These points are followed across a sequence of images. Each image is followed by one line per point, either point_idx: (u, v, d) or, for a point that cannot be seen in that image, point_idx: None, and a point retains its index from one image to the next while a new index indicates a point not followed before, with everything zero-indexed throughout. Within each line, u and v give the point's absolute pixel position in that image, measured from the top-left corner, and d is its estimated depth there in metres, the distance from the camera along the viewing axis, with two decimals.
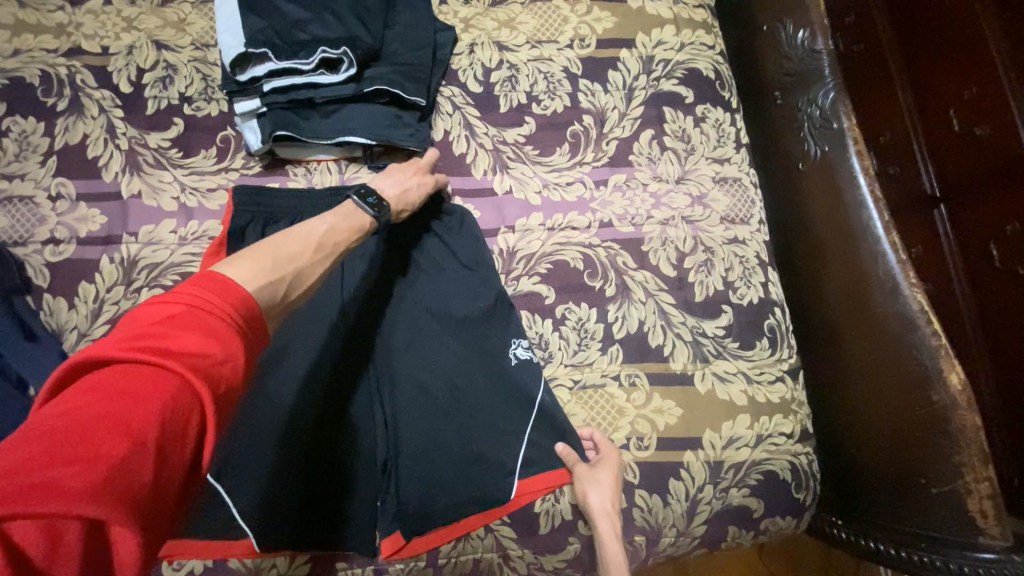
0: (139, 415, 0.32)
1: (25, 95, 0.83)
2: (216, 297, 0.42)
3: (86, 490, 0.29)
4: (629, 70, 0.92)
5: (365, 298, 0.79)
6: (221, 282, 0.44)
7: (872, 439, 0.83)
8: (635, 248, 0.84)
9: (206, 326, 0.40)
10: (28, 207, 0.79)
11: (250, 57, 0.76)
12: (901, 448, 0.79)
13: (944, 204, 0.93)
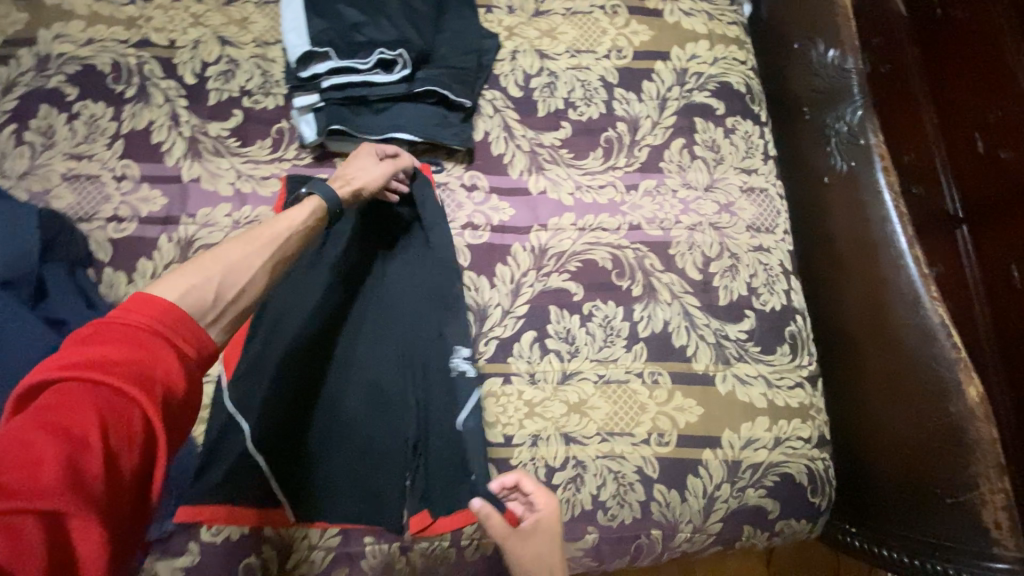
0: (78, 427, 0.38)
1: (96, 82, 0.90)
2: (144, 309, 0.46)
3: (41, 491, 0.35)
4: (663, 81, 0.96)
5: (371, 291, 0.83)
6: (148, 296, 0.47)
7: (885, 447, 0.86)
8: (662, 251, 0.88)
9: (135, 338, 0.44)
10: (93, 186, 0.84)
11: (313, 56, 0.81)
12: (913, 459, 0.82)
13: (967, 225, 0.95)
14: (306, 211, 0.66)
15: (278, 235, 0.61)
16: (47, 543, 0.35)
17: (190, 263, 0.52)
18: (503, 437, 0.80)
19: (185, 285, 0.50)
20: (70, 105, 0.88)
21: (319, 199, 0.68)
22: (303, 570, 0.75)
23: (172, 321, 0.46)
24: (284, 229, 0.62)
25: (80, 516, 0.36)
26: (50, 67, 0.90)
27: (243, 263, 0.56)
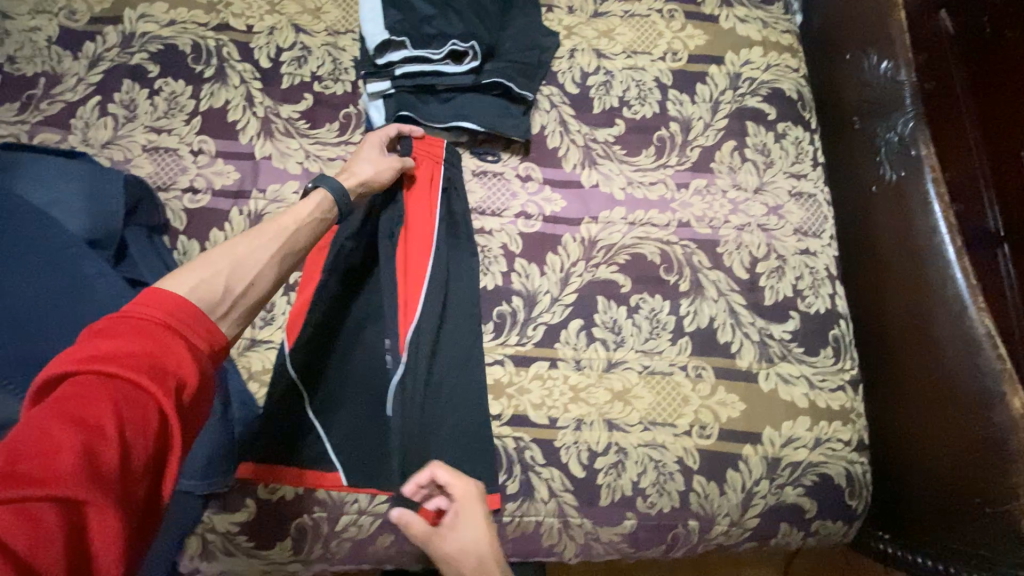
0: (95, 415, 0.39)
1: (176, 61, 0.95)
2: (152, 303, 0.48)
3: (59, 476, 0.35)
4: (716, 84, 0.98)
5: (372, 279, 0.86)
6: (155, 292, 0.50)
7: (926, 455, 0.86)
8: (710, 248, 0.90)
9: (147, 330, 0.46)
10: (171, 158, 0.89)
11: (390, 45, 0.86)
12: (952, 468, 0.82)
13: (1007, 244, 0.91)
14: (313, 203, 0.71)
15: (287, 232, 0.66)
16: (65, 531, 0.34)
17: (210, 253, 0.58)
18: (548, 419, 0.82)
19: (197, 278, 0.54)
20: (152, 82, 0.94)
21: (325, 190, 0.73)
22: (351, 533, 0.77)
23: (182, 314, 0.49)
24: (293, 225, 0.67)
25: (98, 501, 0.36)
26: (135, 44, 0.95)
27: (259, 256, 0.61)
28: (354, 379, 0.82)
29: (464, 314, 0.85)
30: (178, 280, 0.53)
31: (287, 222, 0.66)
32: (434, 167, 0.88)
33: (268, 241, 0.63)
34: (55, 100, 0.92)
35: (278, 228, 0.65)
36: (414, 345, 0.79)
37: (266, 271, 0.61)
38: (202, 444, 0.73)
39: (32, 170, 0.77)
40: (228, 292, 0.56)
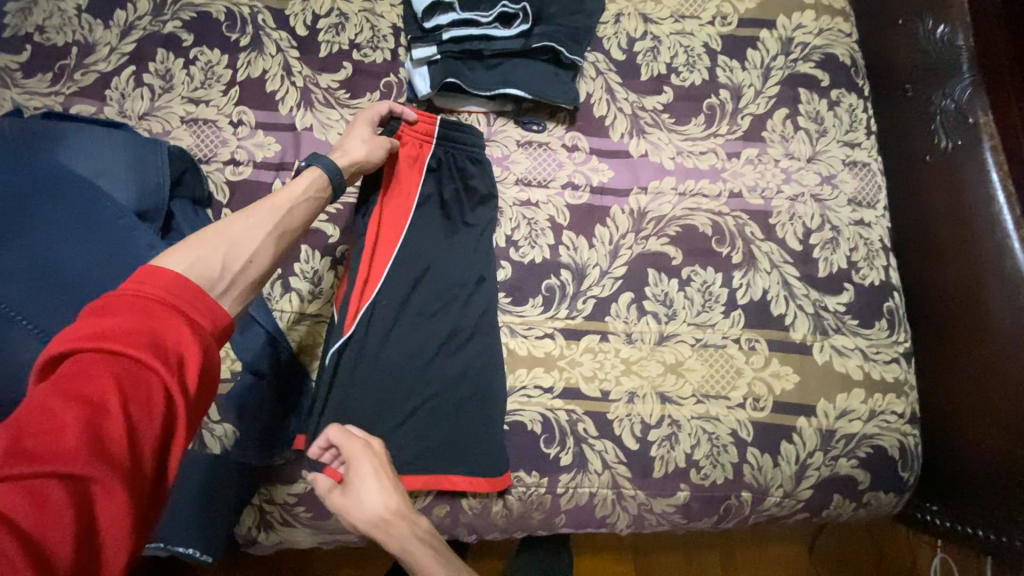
0: (95, 393, 0.39)
1: (210, 29, 0.92)
2: (148, 280, 0.47)
3: (64, 454, 0.35)
4: (768, 50, 0.95)
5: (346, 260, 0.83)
6: (151, 267, 0.49)
7: (983, 431, 0.84)
8: (763, 220, 0.88)
9: (145, 308, 0.45)
10: (210, 130, 0.87)
11: (438, 8, 0.85)
12: (1003, 440, 0.81)
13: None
14: (305, 181, 0.68)
15: (281, 211, 0.63)
16: (74, 507, 0.35)
17: (204, 232, 0.55)
18: (600, 392, 0.81)
19: (187, 255, 0.52)
20: (187, 51, 0.91)
21: (318, 168, 0.70)
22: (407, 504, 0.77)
23: (181, 290, 0.48)
24: (287, 205, 0.64)
25: (103, 478, 0.36)
26: (167, 12, 0.92)
27: (257, 236, 0.59)
28: (357, 366, 0.77)
29: (445, 295, 0.82)
30: (172, 258, 0.51)
31: (283, 202, 0.64)
32: (421, 147, 0.85)
33: (265, 220, 0.61)
34: (88, 71, 0.90)
35: (273, 207, 0.62)
36: (362, 323, 0.77)
37: (262, 251, 0.59)
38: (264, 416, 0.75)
39: (76, 140, 0.75)
40: (225, 269, 0.54)
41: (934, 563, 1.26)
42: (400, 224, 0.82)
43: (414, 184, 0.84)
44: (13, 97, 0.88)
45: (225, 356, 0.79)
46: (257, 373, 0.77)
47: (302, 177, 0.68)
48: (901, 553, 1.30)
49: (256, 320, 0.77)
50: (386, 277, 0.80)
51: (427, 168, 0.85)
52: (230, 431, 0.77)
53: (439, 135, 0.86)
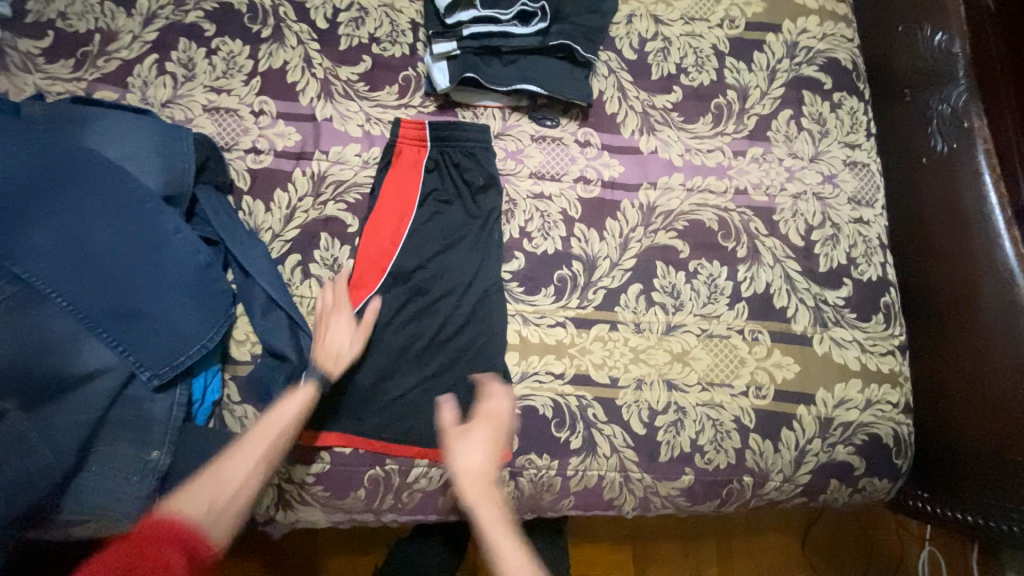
0: None
1: (233, 20, 0.94)
2: (155, 522, 0.59)
3: None
4: (774, 53, 0.98)
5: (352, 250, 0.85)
6: (161, 511, 0.60)
7: (973, 422, 0.88)
8: (767, 216, 0.91)
9: (151, 542, 0.57)
10: (232, 118, 0.89)
11: (460, 4, 0.88)
12: (987, 428, 0.86)
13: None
14: (299, 398, 0.71)
15: (272, 433, 0.68)
16: None
17: (209, 470, 0.65)
18: (609, 378, 0.84)
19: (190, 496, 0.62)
20: (209, 41, 0.93)
21: (313, 382, 0.73)
22: (422, 484, 0.80)
23: (179, 529, 0.59)
24: (279, 430, 0.69)
25: None
26: (189, 2, 0.94)
27: (247, 469, 0.66)
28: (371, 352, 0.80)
29: (458, 284, 0.84)
30: (182, 505, 0.61)
31: (276, 423, 0.69)
32: (419, 152, 0.89)
33: (257, 448, 0.67)
34: (111, 58, 0.92)
35: (268, 430, 0.69)
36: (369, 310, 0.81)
37: (252, 475, 0.66)
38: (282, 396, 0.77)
39: (102, 126, 0.76)
40: (213, 507, 0.63)
41: (922, 555, 1.31)
42: (399, 226, 0.85)
43: (414, 189, 0.87)
44: (35, 82, 0.90)
45: (245, 339, 0.81)
46: (278, 356, 0.79)
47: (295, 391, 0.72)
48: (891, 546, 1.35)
49: (277, 305, 0.79)
50: (391, 268, 0.84)
51: (425, 171, 0.88)
52: (251, 412, 0.78)
53: (432, 140, 0.89)
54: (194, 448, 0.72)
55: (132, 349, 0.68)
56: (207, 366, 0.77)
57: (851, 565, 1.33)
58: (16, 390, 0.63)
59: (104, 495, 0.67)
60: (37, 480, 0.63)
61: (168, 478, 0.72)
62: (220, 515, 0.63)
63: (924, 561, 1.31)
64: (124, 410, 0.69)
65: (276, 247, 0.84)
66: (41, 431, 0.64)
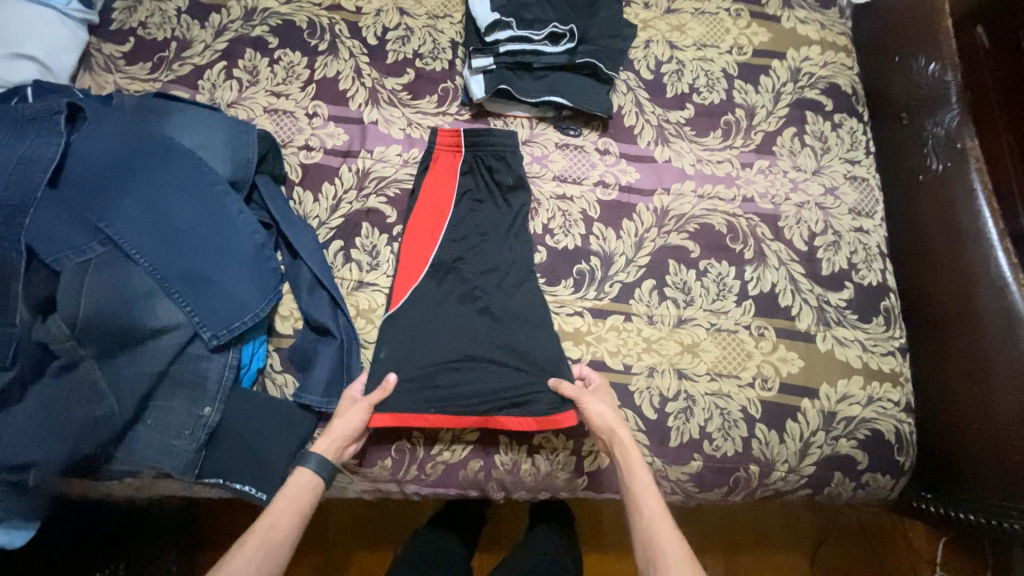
0: None
1: (293, 35, 1.06)
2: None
3: None
4: (778, 77, 1.08)
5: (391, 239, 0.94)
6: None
7: (977, 424, 0.91)
8: (772, 222, 0.99)
9: None
10: (288, 119, 1.00)
11: (498, 25, 0.97)
12: (984, 431, 0.90)
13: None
14: (299, 487, 0.75)
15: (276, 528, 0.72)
16: None
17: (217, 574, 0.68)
18: (623, 365, 0.90)
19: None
20: (272, 52, 1.04)
21: (311, 470, 0.76)
22: (445, 457, 0.86)
23: None
24: (273, 524, 0.72)
25: None
26: (256, 18, 1.07)
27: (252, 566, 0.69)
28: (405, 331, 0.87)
29: (486, 273, 0.91)
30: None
31: (279, 516, 0.72)
32: (455, 158, 0.97)
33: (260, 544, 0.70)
34: (184, 63, 1.03)
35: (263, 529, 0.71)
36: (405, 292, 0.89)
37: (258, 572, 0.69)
38: (324, 366, 0.83)
39: (181, 118, 0.87)
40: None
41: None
42: (437, 220, 0.94)
43: (449, 189, 0.96)
44: (116, 81, 1.02)
45: (290, 315, 0.88)
46: (320, 330, 0.86)
47: (291, 482, 0.75)
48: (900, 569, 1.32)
49: (322, 284, 0.87)
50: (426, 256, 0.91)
51: (460, 174, 0.97)
52: (291, 381, 0.85)
53: (468, 146, 0.98)
54: (241, 407, 0.80)
55: (197, 310, 0.76)
56: (255, 336, 0.84)
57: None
58: (97, 339, 0.70)
59: (156, 448, 0.74)
60: (102, 424, 0.70)
61: (214, 435, 0.78)
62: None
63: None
64: (183, 367, 0.76)
65: (322, 233, 0.93)
66: (110, 380, 0.71)
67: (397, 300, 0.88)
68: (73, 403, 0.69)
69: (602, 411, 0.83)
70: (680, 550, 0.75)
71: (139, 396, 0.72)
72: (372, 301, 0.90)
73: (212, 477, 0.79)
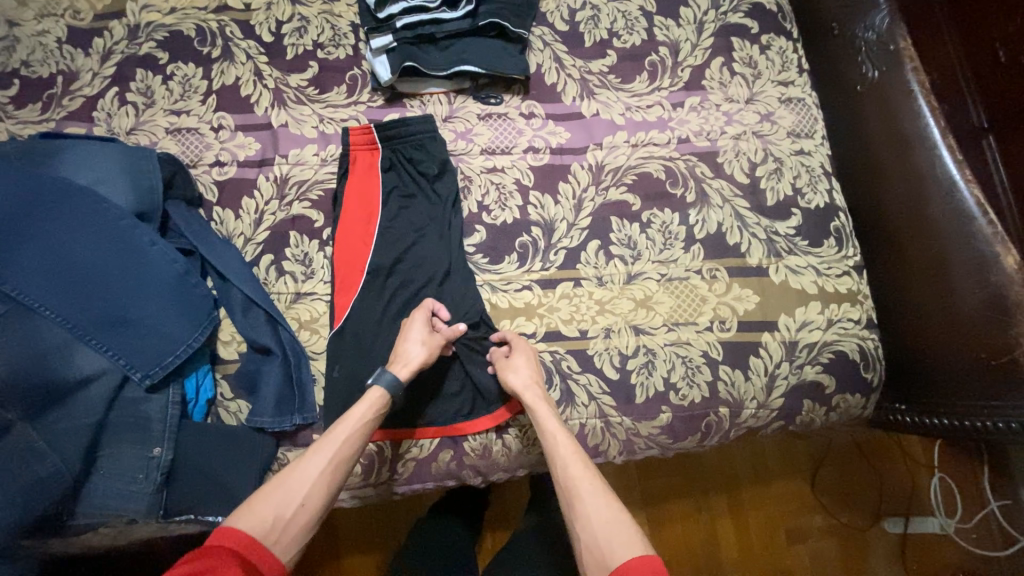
0: None
1: (184, 46, 0.99)
2: (229, 536, 0.62)
3: None
4: (698, 6, 1.03)
5: (323, 247, 0.90)
6: (228, 527, 0.63)
7: (938, 335, 0.87)
8: (711, 159, 0.96)
9: (229, 560, 0.59)
10: (194, 137, 0.94)
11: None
12: (957, 345, 0.85)
13: (992, 134, 0.89)
14: (366, 405, 0.75)
15: (343, 443, 0.72)
16: None
17: (286, 477, 0.69)
18: (578, 331, 0.88)
19: (263, 505, 0.66)
20: (164, 68, 0.98)
21: (380, 388, 0.77)
22: (414, 453, 0.85)
23: (253, 542, 0.62)
24: (346, 436, 0.73)
25: None
26: (141, 35, 1.00)
27: (318, 474, 0.69)
28: (352, 336, 0.85)
29: (425, 262, 0.89)
30: (258, 512, 0.65)
31: (343, 431, 0.73)
32: (373, 156, 0.93)
33: (327, 453, 0.71)
34: (75, 96, 0.97)
35: (335, 437, 0.72)
36: (345, 299, 0.86)
37: (315, 493, 0.69)
38: (273, 386, 0.81)
39: (73, 154, 0.82)
40: (279, 518, 0.65)
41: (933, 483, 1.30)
42: (366, 221, 0.90)
43: (376, 188, 0.91)
44: (7, 129, 0.95)
45: (232, 339, 0.85)
46: (263, 349, 0.83)
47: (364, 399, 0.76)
48: (901, 479, 1.33)
49: (256, 303, 0.84)
50: (359, 258, 0.88)
51: (382, 172, 0.92)
52: (245, 406, 0.83)
53: (384, 142, 0.93)
54: (195, 440, 0.78)
55: (123, 353, 0.73)
56: (198, 367, 0.81)
57: (862, 501, 1.32)
58: (19, 400, 0.67)
59: (113, 495, 0.72)
60: (50, 484, 0.68)
61: (172, 473, 0.76)
62: (283, 531, 0.65)
63: (936, 490, 1.31)
64: (123, 413, 0.74)
65: (249, 250, 0.89)
66: (48, 439, 0.69)
67: (341, 315, 0.85)
68: (11, 469, 0.66)
69: (528, 385, 0.80)
70: (603, 507, 0.70)
71: (84, 448, 0.70)
72: (314, 312, 0.87)
73: (181, 514, 0.77)
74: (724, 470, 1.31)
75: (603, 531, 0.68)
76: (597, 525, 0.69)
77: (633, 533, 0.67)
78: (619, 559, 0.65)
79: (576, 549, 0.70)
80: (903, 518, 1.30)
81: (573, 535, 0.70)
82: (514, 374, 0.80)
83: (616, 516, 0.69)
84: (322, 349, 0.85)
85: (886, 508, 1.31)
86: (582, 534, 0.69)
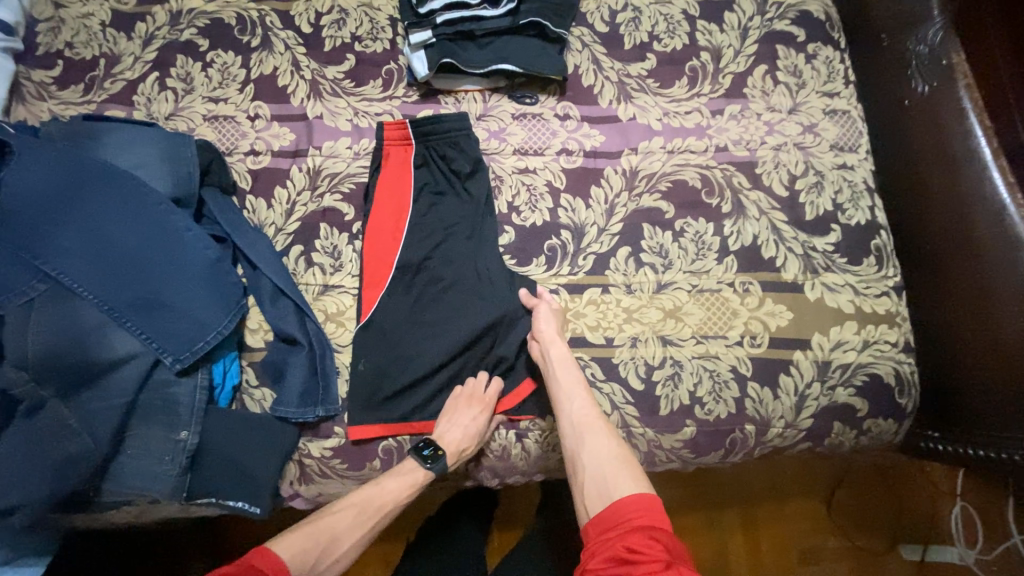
0: None
1: (225, 34, 1.00)
2: (266, 558, 0.67)
3: None
4: (744, 12, 1.00)
5: (353, 241, 0.90)
6: (269, 549, 0.69)
7: (969, 369, 0.83)
8: (749, 170, 0.94)
9: None
10: (230, 125, 0.95)
11: None
12: (1002, 375, 0.80)
13: None
14: (415, 479, 0.79)
15: (389, 507, 0.78)
16: None
17: (331, 522, 0.75)
18: (605, 339, 0.87)
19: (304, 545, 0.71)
20: (204, 55, 0.99)
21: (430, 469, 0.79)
22: None
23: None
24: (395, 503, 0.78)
25: None
26: (184, 21, 1.01)
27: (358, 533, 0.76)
28: (377, 331, 0.85)
29: (453, 261, 0.88)
30: (297, 549, 0.71)
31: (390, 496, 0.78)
32: (406, 151, 0.92)
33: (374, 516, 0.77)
34: (117, 79, 0.98)
35: (384, 504, 0.78)
36: (372, 295, 0.86)
37: (349, 551, 0.75)
38: (298, 377, 0.82)
39: (114, 138, 0.83)
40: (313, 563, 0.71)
41: (955, 512, 1.25)
42: (398, 219, 0.89)
43: (408, 184, 0.91)
44: (50, 108, 0.96)
45: (259, 328, 0.86)
46: (290, 340, 0.84)
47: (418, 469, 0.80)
48: (921, 507, 1.29)
49: (284, 294, 0.84)
50: (388, 255, 0.88)
51: (415, 168, 0.92)
52: (269, 394, 0.84)
53: (418, 138, 0.92)
54: (219, 426, 0.79)
55: (155, 337, 0.74)
56: (225, 353, 0.82)
57: (879, 524, 1.28)
58: (55, 378, 0.69)
59: (139, 476, 0.73)
60: (79, 462, 0.69)
61: (196, 457, 0.77)
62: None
63: (957, 520, 1.26)
64: (152, 396, 0.75)
65: (280, 240, 0.90)
66: (79, 417, 0.70)
67: (368, 310, 0.85)
68: (43, 446, 0.68)
69: (554, 335, 0.82)
70: (613, 450, 0.74)
71: (112, 429, 0.71)
72: (341, 305, 0.87)
73: (203, 497, 0.78)
74: (740, 485, 1.29)
75: (608, 468, 0.72)
76: (602, 461, 0.73)
77: (634, 474, 0.71)
78: (618, 494, 0.69)
79: (574, 483, 0.74)
80: (921, 545, 1.26)
81: (575, 469, 0.74)
82: (544, 323, 0.82)
83: (623, 457, 0.73)
84: (347, 342, 0.85)
85: (903, 533, 1.27)
86: (587, 469, 0.73)
